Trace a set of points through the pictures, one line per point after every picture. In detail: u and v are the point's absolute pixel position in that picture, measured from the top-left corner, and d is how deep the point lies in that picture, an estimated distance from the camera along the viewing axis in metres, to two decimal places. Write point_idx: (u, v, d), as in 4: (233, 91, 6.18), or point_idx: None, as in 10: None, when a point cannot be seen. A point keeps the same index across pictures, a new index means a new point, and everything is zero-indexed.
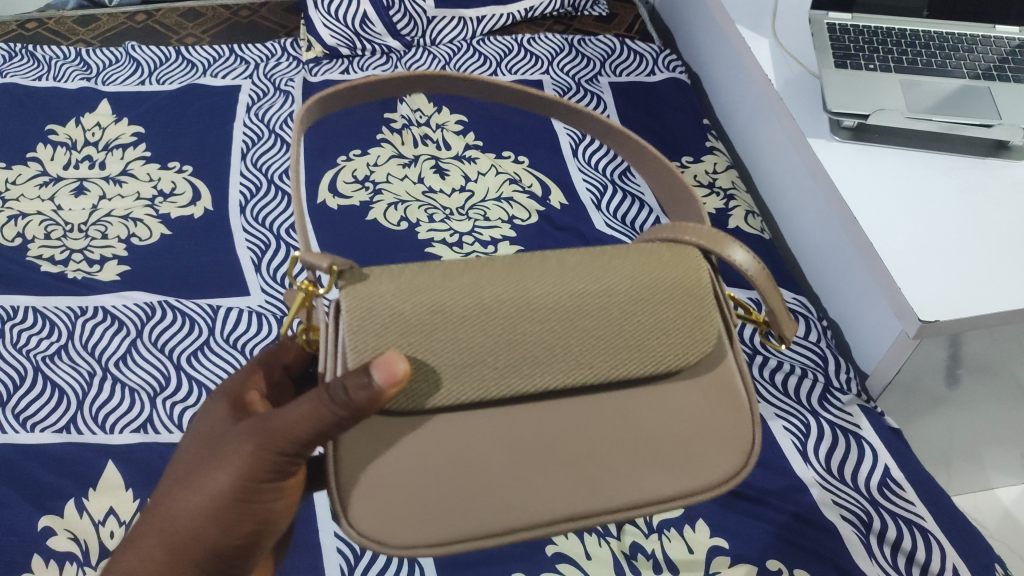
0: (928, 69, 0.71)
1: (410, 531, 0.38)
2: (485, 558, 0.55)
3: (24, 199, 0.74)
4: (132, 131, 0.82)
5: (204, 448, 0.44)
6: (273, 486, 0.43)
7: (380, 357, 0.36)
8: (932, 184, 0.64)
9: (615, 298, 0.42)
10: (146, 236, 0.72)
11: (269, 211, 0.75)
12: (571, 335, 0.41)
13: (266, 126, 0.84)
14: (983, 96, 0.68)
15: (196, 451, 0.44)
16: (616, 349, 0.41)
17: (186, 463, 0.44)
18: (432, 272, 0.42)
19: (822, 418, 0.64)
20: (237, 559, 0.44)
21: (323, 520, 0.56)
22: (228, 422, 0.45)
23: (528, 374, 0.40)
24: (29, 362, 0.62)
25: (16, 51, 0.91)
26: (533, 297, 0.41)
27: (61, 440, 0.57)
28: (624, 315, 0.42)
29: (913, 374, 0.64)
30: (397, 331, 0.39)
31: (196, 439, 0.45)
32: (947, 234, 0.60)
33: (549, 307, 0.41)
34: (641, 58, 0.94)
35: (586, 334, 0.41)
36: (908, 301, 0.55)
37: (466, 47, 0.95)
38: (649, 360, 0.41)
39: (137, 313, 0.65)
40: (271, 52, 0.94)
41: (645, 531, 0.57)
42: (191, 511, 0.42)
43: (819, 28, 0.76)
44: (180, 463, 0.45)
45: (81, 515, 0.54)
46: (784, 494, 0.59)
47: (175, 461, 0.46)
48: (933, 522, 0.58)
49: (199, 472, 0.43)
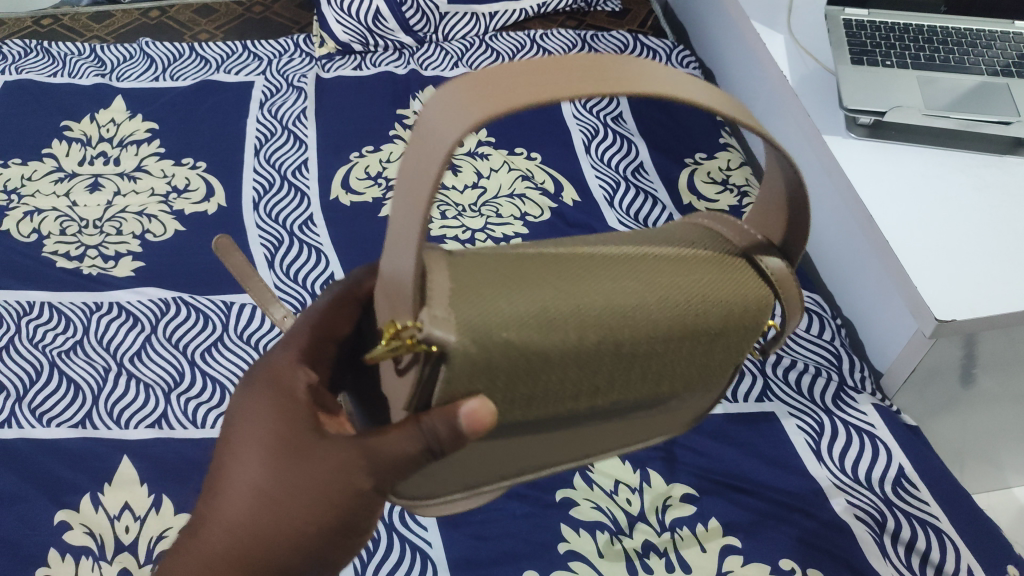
0: (946, 65, 0.70)
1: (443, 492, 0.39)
2: (498, 556, 0.55)
3: (39, 195, 0.74)
4: (146, 127, 0.82)
5: (279, 450, 0.37)
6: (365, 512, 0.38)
7: (466, 403, 0.31)
8: (950, 182, 0.63)
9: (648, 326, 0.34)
10: (160, 233, 0.72)
11: (282, 207, 0.75)
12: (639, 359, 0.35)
13: (279, 122, 0.84)
14: (1002, 93, 0.67)
15: (267, 451, 0.37)
16: (647, 369, 0.36)
17: (254, 464, 0.37)
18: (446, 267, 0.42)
19: (836, 418, 0.63)
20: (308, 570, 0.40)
21: None
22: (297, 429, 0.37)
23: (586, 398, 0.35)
24: (46, 357, 0.62)
25: (31, 47, 0.91)
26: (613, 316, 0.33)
27: (78, 435, 0.58)
28: (669, 336, 0.35)
29: (929, 374, 0.64)
30: (485, 381, 0.32)
31: (263, 435, 0.38)
32: (964, 233, 0.59)
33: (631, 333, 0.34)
34: (654, 54, 0.93)
35: (648, 359, 0.35)
36: (925, 302, 0.55)
37: (478, 42, 0.94)
38: (676, 380, 0.38)
39: (151, 309, 0.66)
40: (283, 47, 0.94)
41: (657, 530, 0.57)
42: (271, 526, 0.36)
43: (836, 24, 0.75)
44: (247, 460, 0.38)
45: (97, 509, 0.54)
46: (797, 494, 0.59)
47: (235, 453, 0.38)
48: (949, 523, 0.58)
49: (278, 483, 0.36)
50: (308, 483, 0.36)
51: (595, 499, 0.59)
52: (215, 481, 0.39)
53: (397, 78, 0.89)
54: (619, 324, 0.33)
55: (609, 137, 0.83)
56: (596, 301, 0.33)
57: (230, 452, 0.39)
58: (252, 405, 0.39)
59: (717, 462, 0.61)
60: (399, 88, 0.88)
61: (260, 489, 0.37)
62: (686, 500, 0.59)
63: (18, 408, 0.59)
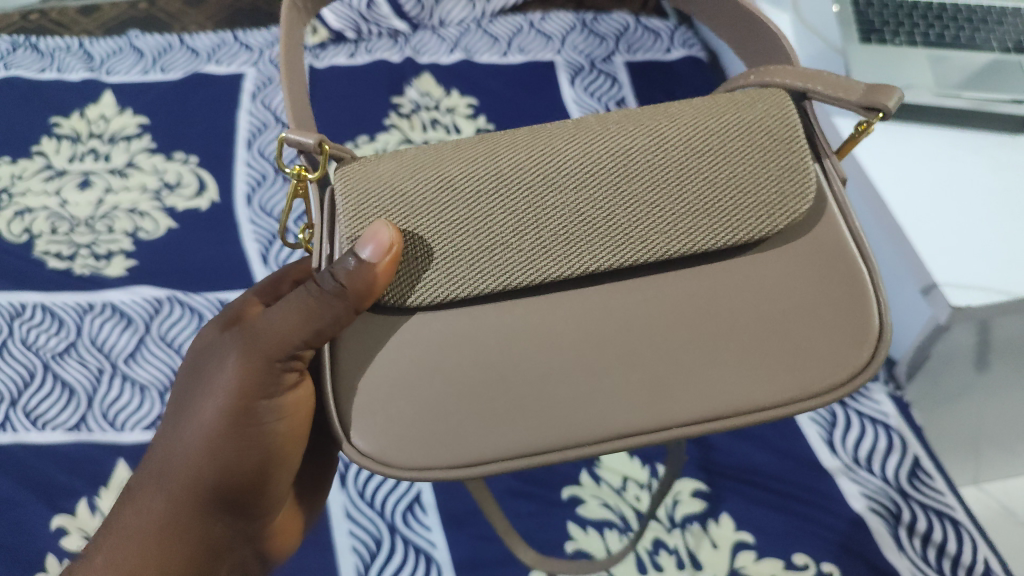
0: (957, 43, 0.67)
1: (389, 434, 0.36)
2: (504, 557, 0.54)
3: (30, 194, 0.73)
4: (136, 122, 0.80)
5: (196, 444, 0.41)
6: (268, 410, 0.40)
7: (373, 238, 0.34)
8: (964, 161, 0.61)
9: (494, 150, 0.38)
10: (153, 230, 0.71)
11: (276, 201, 0.74)
12: (508, 198, 0.37)
13: (272, 113, 0.82)
14: (1013, 71, 0.64)
15: (183, 459, 0.41)
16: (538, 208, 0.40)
17: (178, 474, 0.41)
18: (473, 318, 0.37)
19: (850, 408, 0.61)
20: (236, 488, 0.42)
21: (349, 478, 0.57)
22: (205, 344, 0.43)
23: (471, 201, 0.37)
24: (39, 360, 0.61)
25: (18, 43, 0.89)
26: (465, 154, 0.38)
27: (73, 439, 0.57)
28: (498, 156, 0.38)
29: (940, 363, 0.60)
30: (391, 198, 0.37)
31: (188, 360, 0.44)
32: (975, 215, 0.57)
33: (482, 165, 0.38)
34: (656, 36, 0.91)
35: (513, 201, 0.37)
36: (860, 162, 0.61)
37: (475, 27, 0.92)
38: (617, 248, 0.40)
39: (144, 308, 0.64)
40: (274, 38, 0.91)
41: (667, 526, 0.56)
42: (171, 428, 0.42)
43: (844, 2, 0.71)
44: (176, 401, 0.42)
45: (94, 513, 0.53)
46: (807, 485, 0.58)
47: (159, 488, 0.41)
48: (965, 514, 0.56)
49: (215, 479, 0.41)
50: (245, 458, 0.41)
51: (602, 496, 0.57)
52: (127, 557, 0.40)
53: (392, 66, 0.87)
54: (456, 156, 0.38)
55: None
56: (457, 162, 0.38)
57: (146, 492, 0.41)
58: (165, 425, 0.42)
59: (724, 455, 0.60)
60: (394, 76, 0.86)
61: (208, 498, 0.42)
62: (697, 496, 0.58)
63: (13, 412, 0.58)
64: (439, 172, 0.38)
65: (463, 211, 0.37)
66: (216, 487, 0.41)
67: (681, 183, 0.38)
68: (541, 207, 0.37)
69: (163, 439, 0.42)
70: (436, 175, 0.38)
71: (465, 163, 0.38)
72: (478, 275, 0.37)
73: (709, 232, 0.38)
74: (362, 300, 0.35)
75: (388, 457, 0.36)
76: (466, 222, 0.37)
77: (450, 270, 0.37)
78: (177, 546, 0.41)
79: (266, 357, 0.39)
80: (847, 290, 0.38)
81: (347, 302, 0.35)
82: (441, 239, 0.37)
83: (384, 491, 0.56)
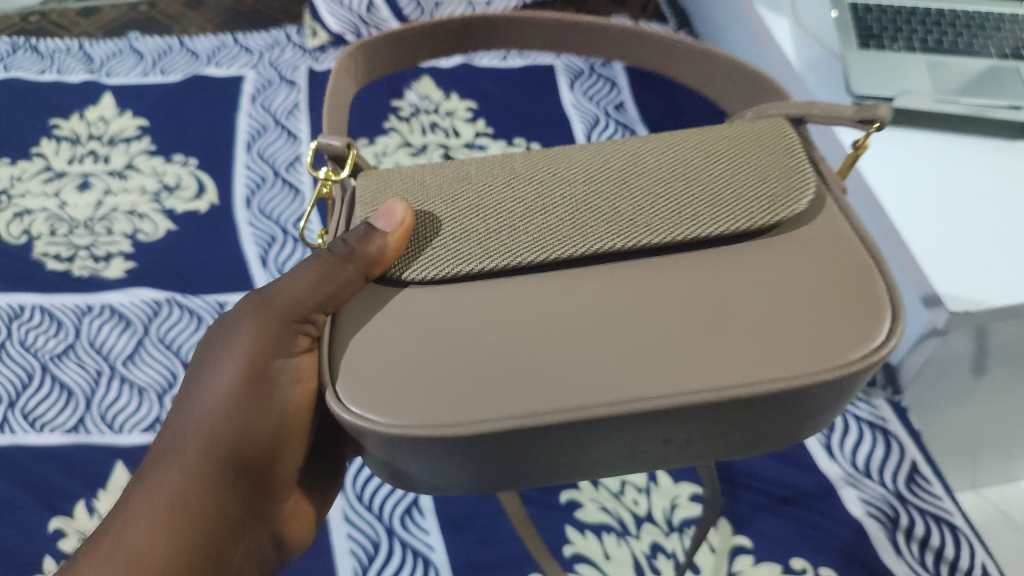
0: (954, 49, 0.67)
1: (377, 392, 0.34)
2: (503, 560, 0.54)
3: (29, 196, 0.73)
4: (136, 124, 0.80)
5: (214, 410, 0.40)
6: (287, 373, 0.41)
7: (388, 211, 0.37)
8: (961, 166, 0.61)
9: (507, 160, 0.42)
10: (152, 232, 0.71)
11: (276, 203, 0.74)
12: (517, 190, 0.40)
13: (272, 116, 0.82)
14: (1010, 76, 0.64)
15: (201, 429, 0.40)
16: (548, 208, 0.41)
17: (193, 447, 0.40)
18: None
19: (848, 414, 0.61)
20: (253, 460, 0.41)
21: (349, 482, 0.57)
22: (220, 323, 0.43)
23: (483, 192, 0.40)
24: (37, 361, 0.61)
25: (18, 45, 0.89)
26: (480, 162, 0.42)
27: (70, 441, 0.57)
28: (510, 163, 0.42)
29: (940, 367, 0.60)
30: (410, 189, 0.40)
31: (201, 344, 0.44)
32: (972, 221, 0.57)
33: (496, 168, 0.42)
34: None
35: (521, 192, 0.40)
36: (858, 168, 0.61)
37: None
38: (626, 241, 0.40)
39: (143, 310, 0.64)
40: (274, 41, 0.91)
41: (665, 530, 0.56)
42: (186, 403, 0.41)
43: (842, 8, 0.71)
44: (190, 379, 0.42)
45: (91, 515, 0.53)
46: (805, 489, 0.58)
47: (171, 464, 0.39)
48: (962, 519, 0.56)
49: (231, 445, 0.40)
50: (260, 424, 0.40)
51: (601, 500, 0.57)
52: (137, 540, 0.36)
53: None
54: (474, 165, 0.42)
55: (611, 126, 0.82)
56: (474, 167, 0.42)
57: (156, 472, 0.39)
58: (177, 404, 0.42)
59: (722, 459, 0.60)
60: (394, 80, 0.86)
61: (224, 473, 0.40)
62: (695, 500, 0.58)
63: (12, 414, 0.58)
64: (458, 173, 0.42)
65: (474, 201, 0.39)
66: (233, 458, 0.40)
67: (684, 173, 0.40)
68: (548, 195, 0.39)
69: (176, 418, 0.41)
70: (456, 175, 0.41)
71: (481, 167, 0.42)
72: (482, 251, 0.37)
73: (713, 209, 0.38)
74: (373, 266, 0.37)
75: (368, 409, 0.34)
76: (475, 209, 0.39)
77: (455, 247, 0.38)
78: (193, 527, 0.38)
79: (285, 318, 0.40)
80: (856, 276, 0.36)
81: (359, 263, 0.37)
82: (450, 222, 0.39)
83: (383, 494, 0.57)
